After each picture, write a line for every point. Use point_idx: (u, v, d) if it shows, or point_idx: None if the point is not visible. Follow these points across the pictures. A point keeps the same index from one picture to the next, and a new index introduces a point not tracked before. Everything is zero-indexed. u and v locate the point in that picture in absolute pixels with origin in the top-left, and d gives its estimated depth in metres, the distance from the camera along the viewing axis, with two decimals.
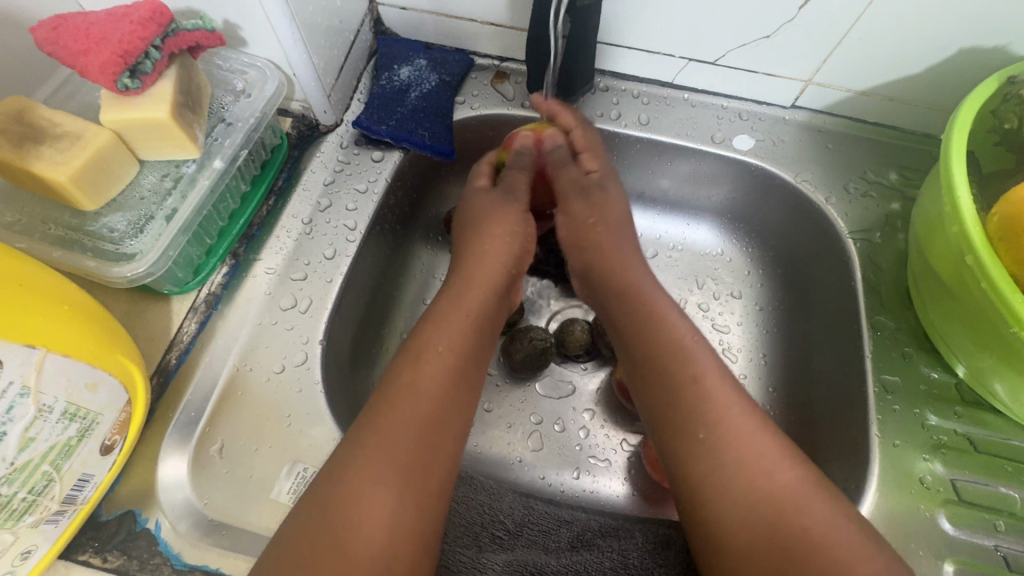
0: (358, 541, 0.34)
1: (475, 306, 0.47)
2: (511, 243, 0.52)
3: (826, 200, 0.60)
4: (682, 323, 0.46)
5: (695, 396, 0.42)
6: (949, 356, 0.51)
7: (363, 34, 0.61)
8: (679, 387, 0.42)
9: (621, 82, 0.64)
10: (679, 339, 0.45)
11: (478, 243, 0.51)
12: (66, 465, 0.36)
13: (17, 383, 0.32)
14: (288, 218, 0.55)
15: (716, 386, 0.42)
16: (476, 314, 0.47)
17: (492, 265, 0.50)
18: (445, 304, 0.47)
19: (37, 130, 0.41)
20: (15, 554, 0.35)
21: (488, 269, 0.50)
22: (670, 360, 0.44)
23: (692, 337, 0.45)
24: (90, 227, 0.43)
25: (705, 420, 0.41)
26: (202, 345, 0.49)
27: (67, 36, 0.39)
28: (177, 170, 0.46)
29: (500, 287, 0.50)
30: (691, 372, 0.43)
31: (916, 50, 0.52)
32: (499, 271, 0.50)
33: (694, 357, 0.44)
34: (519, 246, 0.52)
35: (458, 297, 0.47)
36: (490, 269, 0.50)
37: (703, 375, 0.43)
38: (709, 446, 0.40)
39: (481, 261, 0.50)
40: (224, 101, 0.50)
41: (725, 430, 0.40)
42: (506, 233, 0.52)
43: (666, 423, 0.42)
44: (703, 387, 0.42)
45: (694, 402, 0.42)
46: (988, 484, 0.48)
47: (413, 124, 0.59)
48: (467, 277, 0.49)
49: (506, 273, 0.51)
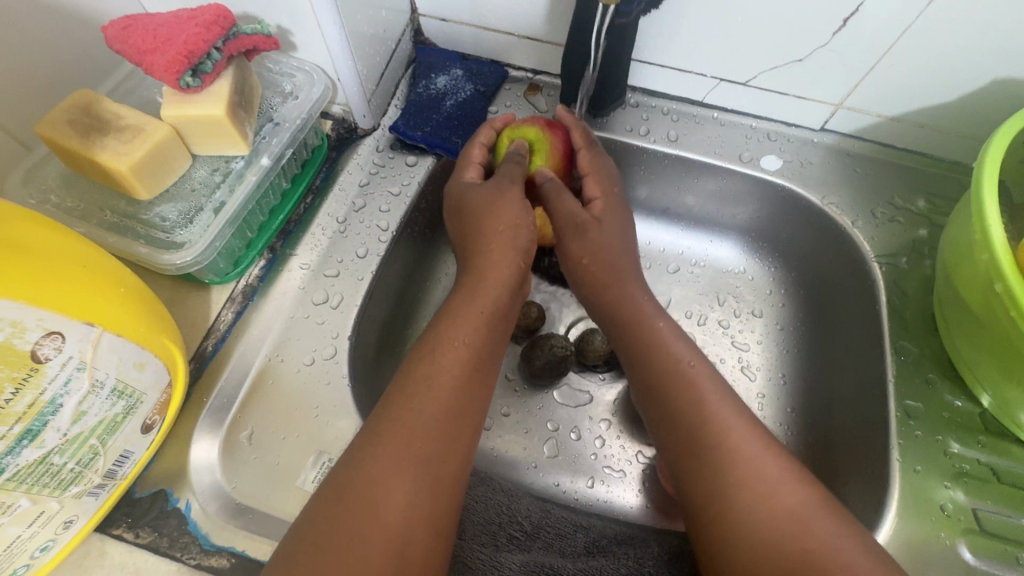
0: (375, 526, 0.35)
1: (487, 299, 0.48)
2: (519, 239, 0.51)
3: (853, 223, 0.60)
4: (679, 346, 0.47)
5: (697, 415, 0.43)
6: (975, 385, 0.51)
7: (403, 44, 0.63)
8: (685, 403, 0.43)
9: (651, 98, 0.65)
10: (676, 363, 0.46)
11: (483, 239, 0.51)
12: (111, 440, 0.37)
13: (76, 358, 0.33)
14: (324, 217, 0.57)
15: (719, 408, 0.43)
16: (490, 307, 0.48)
17: (496, 261, 0.50)
18: (457, 301, 0.47)
19: (101, 121, 0.43)
20: (58, 523, 0.37)
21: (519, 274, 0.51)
22: (674, 381, 0.45)
23: (686, 363, 0.46)
24: (144, 215, 0.46)
25: (710, 435, 0.41)
26: (237, 334, 0.51)
27: (136, 36, 0.41)
28: (226, 165, 0.48)
29: (512, 285, 0.50)
30: (693, 392, 0.44)
31: (950, 78, 0.53)
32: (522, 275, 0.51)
33: (691, 381, 0.45)
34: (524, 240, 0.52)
35: (471, 294, 0.48)
36: (498, 265, 0.50)
37: (704, 398, 0.43)
38: (715, 467, 0.40)
39: (492, 260, 0.50)
40: (272, 102, 0.53)
41: (731, 451, 0.40)
42: (522, 232, 0.52)
43: (671, 443, 0.44)
44: (702, 411, 0.43)
45: (701, 417, 0.42)
46: (1011, 516, 0.47)
47: (447, 131, 0.61)
48: (476, 274, 0.49)
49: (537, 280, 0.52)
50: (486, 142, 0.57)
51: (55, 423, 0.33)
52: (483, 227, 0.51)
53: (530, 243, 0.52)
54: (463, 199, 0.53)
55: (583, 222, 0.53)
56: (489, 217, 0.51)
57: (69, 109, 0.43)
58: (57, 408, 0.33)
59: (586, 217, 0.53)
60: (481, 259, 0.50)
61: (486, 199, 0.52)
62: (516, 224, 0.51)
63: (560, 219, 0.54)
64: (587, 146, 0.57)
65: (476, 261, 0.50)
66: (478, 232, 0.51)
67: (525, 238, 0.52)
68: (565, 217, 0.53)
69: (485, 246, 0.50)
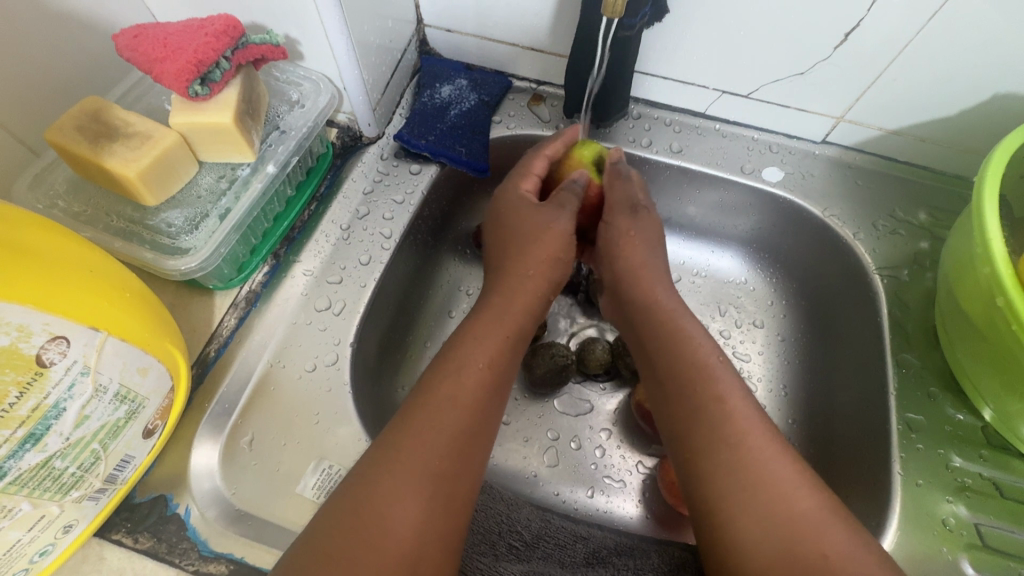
0: (387, 539, 0.35)
1: (513, 320, 0.49)
2: (538, 255, 0.52)
3: (855, 235, 0.60)
4: (705, 344, 0.47)
5: (718, 416, 0.42)
6: (976, 399, 0.51)
7: (409, 53, 0.64)
8: (699, 407, 0.43)
9: (653, 109, 0.65)
10: (703, 361, 0.45)
11: (519, 255, 0.52)
12: (112, 445, 0.38)
13: (80, 362, 0.33)
14: (328, 224, 0.57)
15: (741, 408, 0.43)
16: (513, 330, 0.48)
17: (531, 288, 0.51)
18: (483, 319, 0.48)
19: (111, 128, 0.43)
20: (58, 527, 0.37)
21: (526, 287, 0.51)
22: (694, 379, 0.44)
23: (712, 361, 0.45)
24: (150, 221, 0.46)
25: (727, 440, 0.41)
26: (240, 339, 0.51)
27: (147, 45, 0.42)
28: (232, 172, 0.49)
29: (537, 310, 0.51)
30: (714, 394, 0.43)
31: (951, 94, 0.53)
32: (537, 292, 0.51)
33: (717, 379, 0.44)
34: (559, 274, 0.53)
35: (498, 312, 0.49)
36: (523, 287, 0.51)
37: (725, 397, 0.43)
38: (730, 468, 0.40)
39: (515, 278, 0.51)
40: (279, 110, 0.53)
41: (746, 453, 0.40)
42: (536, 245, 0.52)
43: (686, 442, 0.43)
44: (726, 411, 0.42)
45: (717, 422, 0.42)
46: (1013, 531, 0.47)
47: (451, 140, 0.62)
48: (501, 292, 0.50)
49: (542, 293, 0.52)
50: (551, 155, 0.57)
51: (58, 426, 0.33)
52: (520, 245, 0.53)
53: (561, 279, 0.53)
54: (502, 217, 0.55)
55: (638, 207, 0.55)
56: (528, 242, 0.52)
57: (80, 115, 0.43)
58: (60, 412, 0.33)
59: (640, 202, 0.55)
60: (509, 279, 0.51)
61: (525, 225, 0.53)
62: (556, 259, 0.52)
63: (617, 199, 0.55)
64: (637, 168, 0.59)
65: (511, 283, 0.51)
66: (522, 255, 0.52)
67: (560, 273, 0.53)
68: (623, 198, 0.55)
69: (524, 270, 0.51)
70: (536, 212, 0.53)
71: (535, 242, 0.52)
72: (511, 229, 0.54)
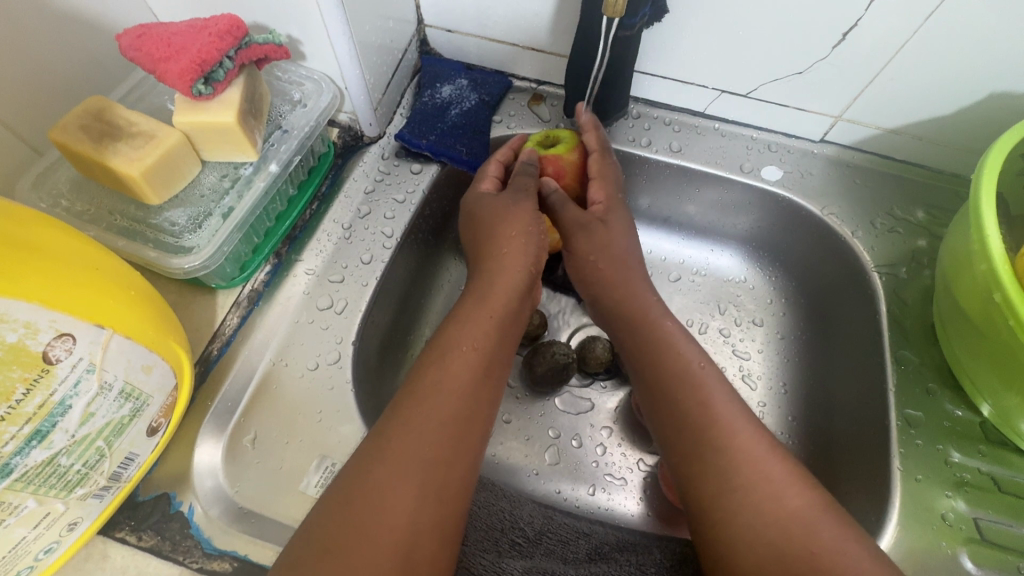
0: (380, 528, 0.35)
1: (498, 305, 0.49)
2: (525, 242, 0.52)
3: (853, 233, 0.61)
4: (692, 347, 0.48)
5: (707, 417, 0.43)
6: (975, 395, 0.51)
7: (410, 53, 0.64)
8: (688, 408, 0.44)
9: (652, 109, 0.66)
10: (689, 361, 0.46)
11: (497, 247, 0.52)
12: (117, 442, 0.38)
13: (86, 360, 0.34)
14: (330, 223, 0.58)
15: (729, 409, 0.43)
16: (501, 314, 0.48)
17: (515, 270, 0.51)
18: (470, 308, 0.48)
19: (114, 127, 0.44)
20: (62, 525, 0.37)
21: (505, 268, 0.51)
22: (682, 381, 0.45)
23: (699, 362, 0.46)
24: (153, 220, 0.46)
25: (717, 441, 0.41)
26: (243, 338, 0.51)
27: (151, 45, 0.42)
28: (235, 172, 0.49)
29: (522, 289, 0.51)
30: (703, 395, 0.44)
31: (947, 93, 0.54)
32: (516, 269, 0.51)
33: (705, 381, 0.45)
34: (536, 248, 0.53)
35: (481, 299, 0.49)
36: (508, 272, 0.51)
37: (714, 398, 0.44)
38: (722, 467, 0.40)
39: (496, 263, 0.51)
40: (281, 110, 0.53)
41: (737, 452, 0.41)
42: (519, 232, 0.52)
43: (677, 443, 0.43)
44: (714, 410, 0.43)
45: (705, 423, 0.42)
46: (1011, 525, 0.47)
47: (452, 140, 0.62)
48: (490, 281, 0.50)
49: (523, 271, 0.51)
50: (503, 160, 0.59)
51: (64, 423, 0.34)
52: (497, 229, 0.53)
53: (538, 253, 0.53)
54: (476, 206, 0.55)
55: (589, 223, 0.55)
56: (503, 226, 0.53)
57: (83, 114, 0.44)
58: (66, 409, 0.33)
59: (591, 217, 0.55)
60: (494, 264, 0.51)
61: (499, 207, 0.54)
62: (527, 232, 0.53)
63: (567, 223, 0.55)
64: (599, 148, 0.58)
65: (494, 273, 0.51)
66: (499, 237, 0.52)
67: (536, 246, 0.53)
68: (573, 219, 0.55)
69: (503, 253, 0.52)
70: (511, 208, 0.53)
71: (512, 227, 0.53)
72: (481, 224, 0.54)
